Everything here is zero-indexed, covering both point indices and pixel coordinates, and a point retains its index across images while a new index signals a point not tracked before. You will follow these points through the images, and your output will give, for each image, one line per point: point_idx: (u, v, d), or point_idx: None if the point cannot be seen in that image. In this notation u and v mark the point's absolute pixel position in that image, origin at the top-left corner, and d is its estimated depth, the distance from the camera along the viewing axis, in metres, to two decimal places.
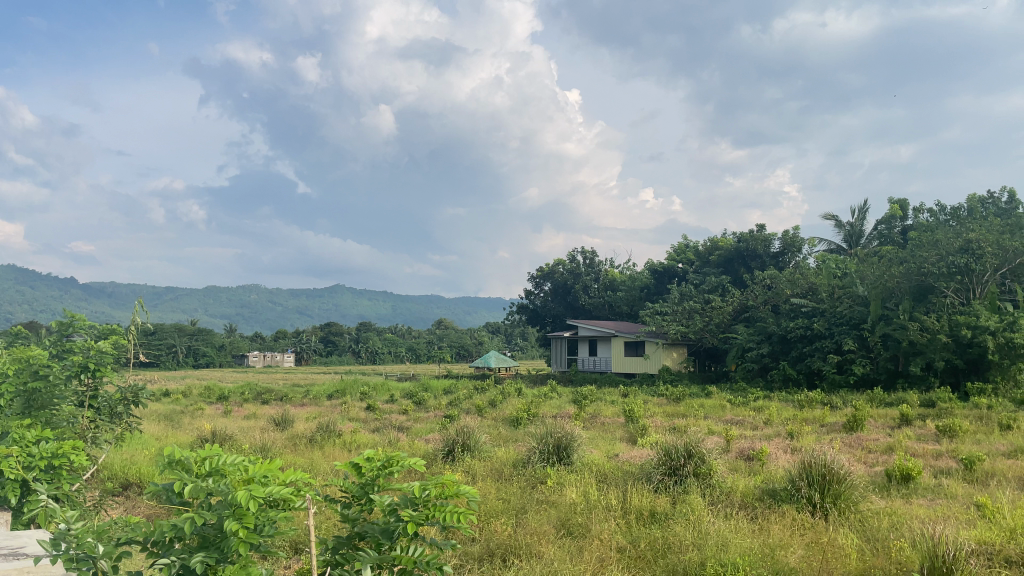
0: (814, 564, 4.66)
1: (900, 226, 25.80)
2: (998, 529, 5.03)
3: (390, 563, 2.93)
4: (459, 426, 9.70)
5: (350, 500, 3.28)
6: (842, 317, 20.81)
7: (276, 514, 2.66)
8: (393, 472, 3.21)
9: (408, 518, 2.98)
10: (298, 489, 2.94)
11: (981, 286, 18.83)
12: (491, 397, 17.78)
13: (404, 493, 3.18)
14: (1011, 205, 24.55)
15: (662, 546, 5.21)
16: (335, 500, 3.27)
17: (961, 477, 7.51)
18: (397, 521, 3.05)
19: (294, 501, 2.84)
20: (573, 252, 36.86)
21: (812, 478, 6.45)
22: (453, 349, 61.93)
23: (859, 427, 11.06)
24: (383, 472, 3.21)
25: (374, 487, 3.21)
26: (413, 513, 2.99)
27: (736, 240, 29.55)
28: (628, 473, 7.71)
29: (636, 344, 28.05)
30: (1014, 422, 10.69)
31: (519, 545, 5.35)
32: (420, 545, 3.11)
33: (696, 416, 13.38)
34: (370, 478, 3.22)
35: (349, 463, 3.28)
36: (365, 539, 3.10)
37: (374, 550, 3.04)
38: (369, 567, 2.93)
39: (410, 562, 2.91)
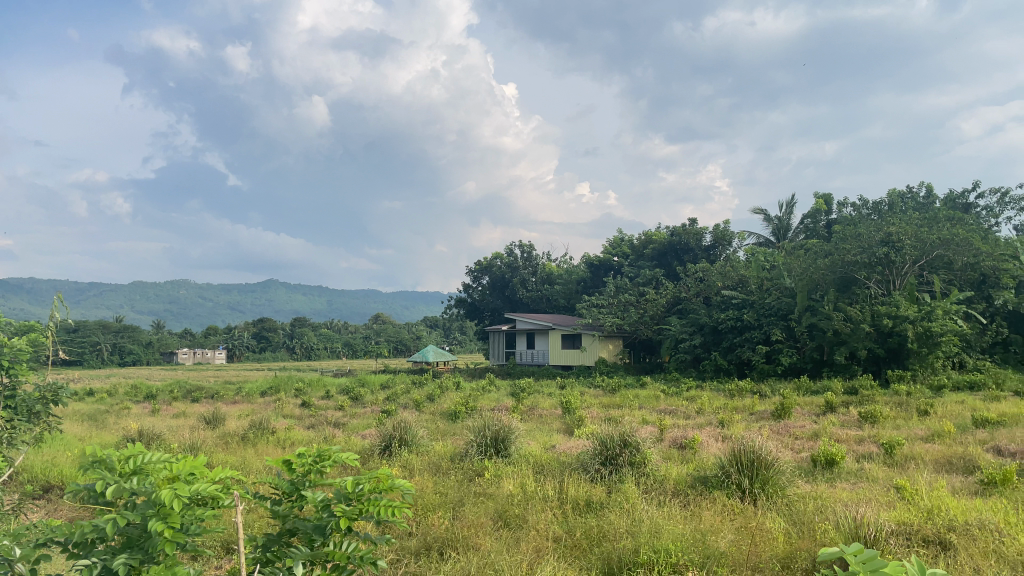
0: (742, 548, 4.80)
1: (824, 220, 26.69)
2: (916, 510, 5.27)
3: (322, 559, 2.91)
4: (396, 420, 9.64)
5: (283, 498, 3.24)
6: (770, 309, 21.45)
7: (205, 513, 2.61)
8: (325, 469, 3.19)
9: (341, 513, 2.94)
10: (228, 488, 2.88)
11: (901, 277, 19.62)
12: (430, 391, 17.72)
13: (338, 488, 3.16)
14: (928, 199, 25.64)
15: (597, 535, 5.29)
16: (265, 497, 3.22)
17: (882, 461, 7.85)
18: (329, 517, 3.00)
19: (223, 500, 2.78)
20: (510, 246, 36.88)
21: (741, 464, 6.65)
22: (390, 343, 61.46)
23: (786, 414, 11.44)
24: (316, 468, 3.19)
25: (305, 484, 3.19)
26: (346, 508, 2.97)
27: (669, 233, 30.12)
28: (565, 464, 7.80)
29: (572, 337, 28.34)
30: (931, 408, 11.20)
31: (456, 538, 5.35)
32: (354, 538, 3.11)
33: (631, 407, 13.62)
34: (302, 475, 3.20)
35: (280, 460, 3.24)
36: (296, 535, 3.06)
37: (306, 547, 3.00)
38: (301, 563, 2.90)
39: (344, 558, 2.90)
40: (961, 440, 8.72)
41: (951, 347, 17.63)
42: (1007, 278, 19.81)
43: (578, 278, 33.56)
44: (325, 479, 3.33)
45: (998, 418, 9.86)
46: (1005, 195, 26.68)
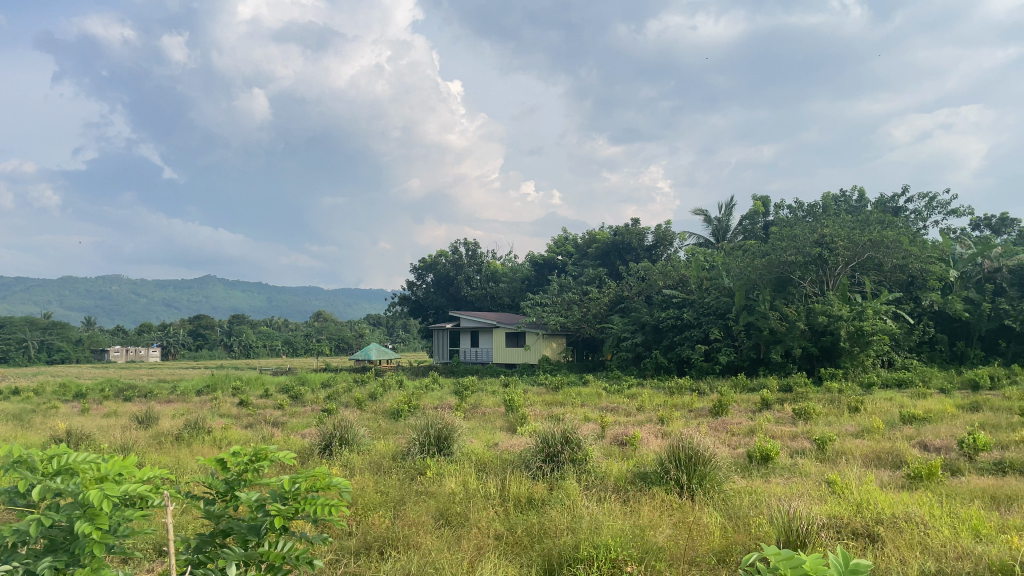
0: (680, 542, 4.90)
1: (762, 222, 27.36)
2: (846, 504, 5.45)
3: (257, 560, 2.85)
4: (337, 419, 9.52)
5: (214, 497, 3.17)
6: (709, 308, 21.88)
7: (133, 514, 2.55)
8: (260, 467, 3.14)
9: (277, 512, 2.91)
10: (158, 488, 2.81)
11: (834, 278, 20.22)
12: (372, 389, 17.57)
13: (274, 485, 3.12)
14: (861, 203, 26.51)
15: (538, 532, 5.32)
16: (197, 497, 3.14)
17: (815, 456, 8.09)
18: (264, 517, 2.95)
19: (153, 500, 2.72)
20: (455, 244, 36.70)
21: (679, 460, 6.77)
22: (331, 341, 60.71)
23: (724, 411, 11.69)
24: (251, 466, 3.14)
25: (240, 483, 3.13)
26: (283, 507, 2.94)
27: (612, 232, 30.47)
28: (507, 461, 7.83)
29: (516, 335, 28.41)
30: (860, 404, 11.60)
31: (397, 537, 5.31)
32: (290, 538, 3.07)
33: (573, 404, 13.73)
34: (236, 474, 3.14)
35: (213, 459, 3.18)
36: (229, 536, 2.99)
37: (241, 547, 2.95)
38: (235, 564, 2.86)
39: (279, 558, 2.86)
40: (889, 435, 9.06)
41: (881, 346, 18.25)
42: (933, 280, 20.64)
43: (523, 276, 33.69)
44: (259, 477, 3.27)
45: (924, 414, 10.27)
46: (932, 199, 27.78)
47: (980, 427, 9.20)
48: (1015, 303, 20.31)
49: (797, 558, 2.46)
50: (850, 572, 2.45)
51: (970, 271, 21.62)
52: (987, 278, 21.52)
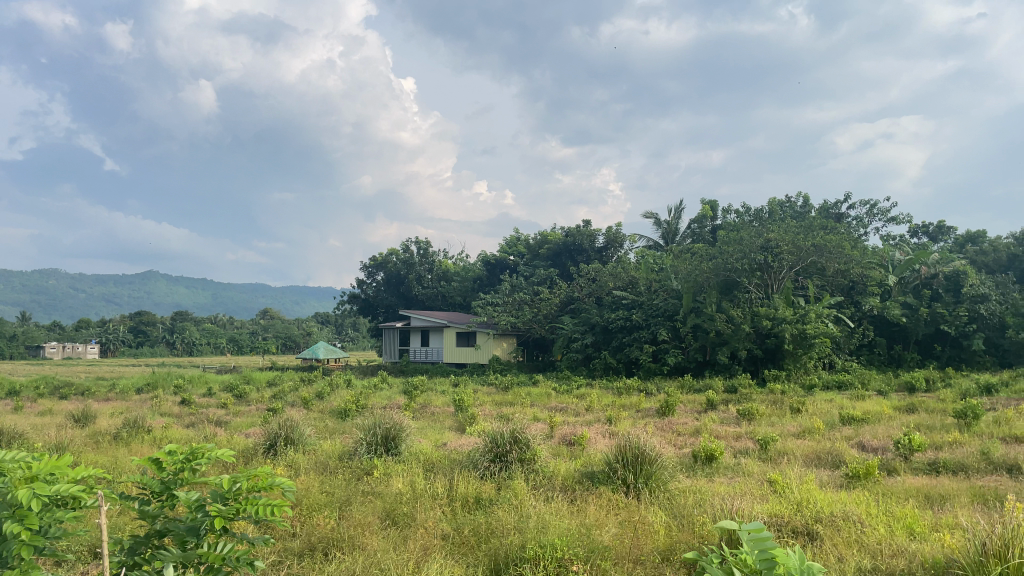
0: (625, 541, 4.95)
1: (710, 226, 27.84)
2: (787, 503, 5.58)
3: (195, 561, 2.78)
4: (283, 418, 9.37)
5: (149, 497, 3.08)
6: (658, 309, 22.18)
7: (64, 515, 2.48)
8: (198, 465, 3.06)
9: (217, 513, 2.85)
10: (91, 488, 2.73)
11: (778, 282, 20.66)
12: (319, 388, 17.35)
13: (213, 484, 3.07)
14: (805, 209, 27.17)
15: (484, 531, 5.31)
16: (132, 497, 3.05)
17: (758, 456, 8.26)
18: (203, 518, 2.89)
19: (85, 500, 2.63)
20: (406, 242, 36.41)
21: (626, 460, 6.84)
22: (278, 340, 59.77)
23: (670, 412, 11.85)
24: (188, 465, 3.05)
25: (177, 483, 3.05)
26: (223, 508, 2.88)
27: (563, 234, 30.67)
28: (456, 461, 7.81)
29: (466, 335, 28.35)
30: (802, 405, 11.89)
31: (341, 538, 5.25)
32: (230, 538, 3.02)
33: (523, 404, 13.79)
34: (172, 473, 3.05)
35: (148, 458, 3.08)
36: (166, 537, 2.90)
37: (179, 547, 2.88)
38: (172, 566, 2.78)
39: (219, 559, 2.79)
40: (829, 436, 9.29)
41: (822, 349, 18.71)
42: (872, 285, 21.27)
43: (474, 276, 33.66)
44: (198, 477, 3.20)
45: (862, 416, 10.57)
46: (873, 207, 28.60)
47: (916, 428, 9.52)
48: (950, 308, 21.05)
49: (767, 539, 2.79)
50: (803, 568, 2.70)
51: (907, 277, 22.34)
52: (923, 284, 22.27)
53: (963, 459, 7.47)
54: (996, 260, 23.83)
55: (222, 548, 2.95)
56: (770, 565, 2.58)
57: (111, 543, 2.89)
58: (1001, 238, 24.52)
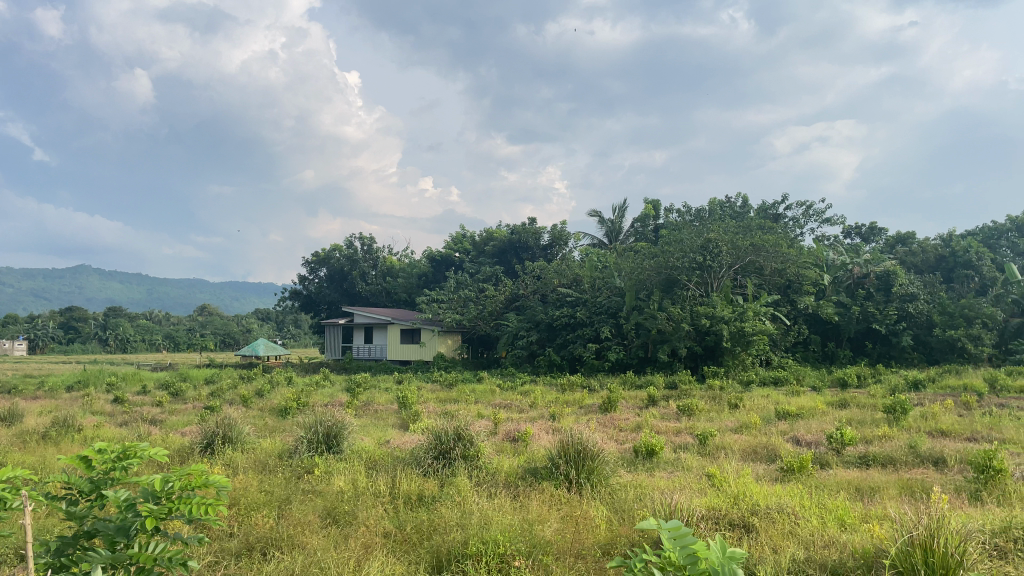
0: (566, 536, 4.99)
1: (653, 225, 28.24)
2: (723, 496, 5.71)
3: (126, 562, 2.70)
4: (220, 416, 9.16)
5: (75, 497, 2.97)
6: (601, 307, 22.42)
7: None
8: (128, 464, 2.98)
9: (148, 513, 2.79)
10: (15, 490, 2.61)
11: (717, 280, 21.07)
12: (258, 386, 17.05)
13: (144, 483, 2.99)
14: (744, 209, 27.79)
15: (427, 529, 5.30)
16: (59, 497, 2.94)
17: (697, 450, 8.43)
18: (133, 517, 2.82)
19: (10, 500, 2.52)
20: (350, 238, 35.88)
21: (568, 455, 6.90)
22: (216, 336, 58.49)
23: (612, 407, 11.99)
24: (120, 464, 2.96)
25: (106, 482, 2.95)
26: (154, 507, 2.83)
27: (509, 231, 30.75)
28: (398, 459, 7.75)
29: (411, 332, 28.18)
30: (740, 401, 12.19)
31: (280, 538, 5.17)
32: (163, 538, 2.95)
33: (467, 401, 13.79)
34: (101, 472, 2.95)
35: (74, 457, 2.96)
36: (95, 538, 2.80)
37: (108, 549, 2.79)
38: (100, 568, 2.67)
39: (151, 560, 2.72)
40: (766, 431, 9.53)
41: (760, 346, 19.15)
42: (808, 284, 21.85)
43: (419, 273, 33.47)
44: (129, 474, 3.10)
45: (797, 411, 10.89)
46: (809, 208, 29.39)
47: (848, 423, 9.84)
48: (880, 306, 21.83)
49: (687, 534, 2.82)
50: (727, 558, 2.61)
51: (841, 276, 23.04)
52: (856, 283, 22.98)
53: (892, 453, 7.76)
54: (924, 260, 24.78)
55: (153, 548, 2.88)
56: (693, 559, 2.60)
57: (37, 544, 2.77)
58: (929, 240, 25.50)
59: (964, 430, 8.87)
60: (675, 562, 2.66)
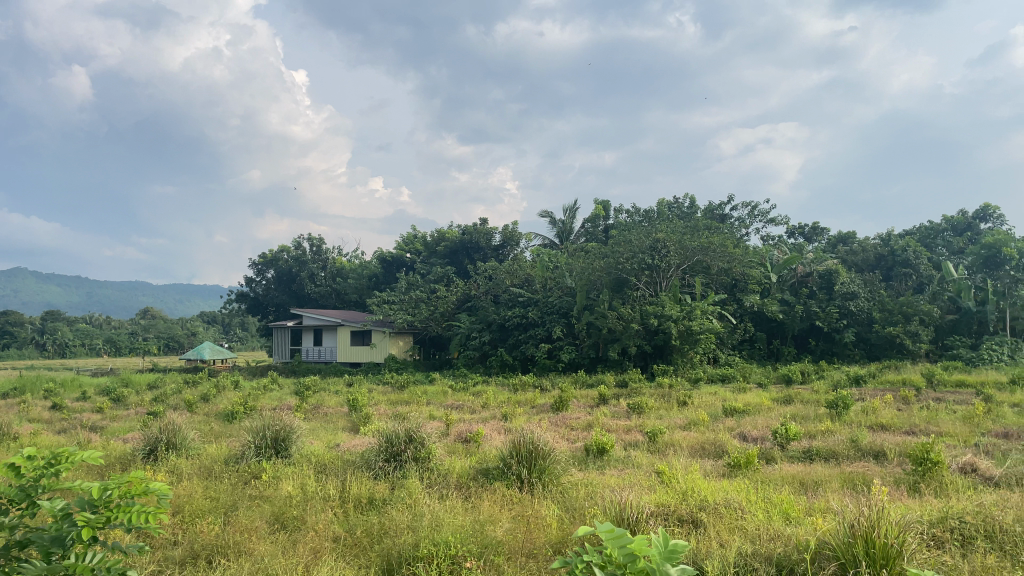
0: (518, 535, 5.02)
1: (603, 225, 28.52)
2: (673, 492, 5.80)
3: (62, 573, 2.60)
4: (164, 422, 8.92)
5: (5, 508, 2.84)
6: (552, 307, 22.55)
7: None
8: (61, 470, 2.86)
9: (85, 522, 2.70)
10: None
11: (666, 279, 21.38)
12: (204, 390, 16.71)
13: (79, 491, 2.88)
14: (692, 210, 28.26)
15: (377, 532, 5.25)
16: None
17: (646, 448, 8.54)
18: (70, 526, 2.72)
19: None
20: (298, 239, 35.33)
21: (520, 455, 6.91)
22: (159, 340, 57.08)
23: (563, 407, 12.06)
24: (51, 470, 2.84)
25: (39, 489, 2.83)
26: (92, 516, 2.74)
27: (460, 231, 30.73)
28: (349, 462, 7.67)
29: (361, 333, 27.89)
30: (689, 398, 12.41)
31: (227, 545, 5.07)
32: (101, 549, 2.87)
33: (419, 402, 13.69)
34: (32, 480, 2.83)
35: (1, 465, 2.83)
36: (28, 549, 2.68)
37: (42, 561, 2.66)
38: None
39: (89, 570, 2.64)
40: (713, 427, 9.68)
41: (707, 344, 19.48)
42: (753, 283, 22.31)
43: (369, 274, 33.17)
44: (62, 482, 2.99)
45: (743, 407, 11.12)
46: (754, 208, 30.02)
47: (792, 418, 10.09)
48: (823, 305, 22.42)
49: (624, 537, 2.66)
50: (670, 552, 2.63)
51: (785, 275, 23.60)
52: (799, 282, 23.66)
53: (835, 447, 7.97)
54: (864, 259, 25.53)
55: (93, 560, 2.77)
56: (632, 558, 2.56)
57: None
58: (868, 239, 26.27)
59: (903, 424, 9.18)
60: (616, 565, 2.60)
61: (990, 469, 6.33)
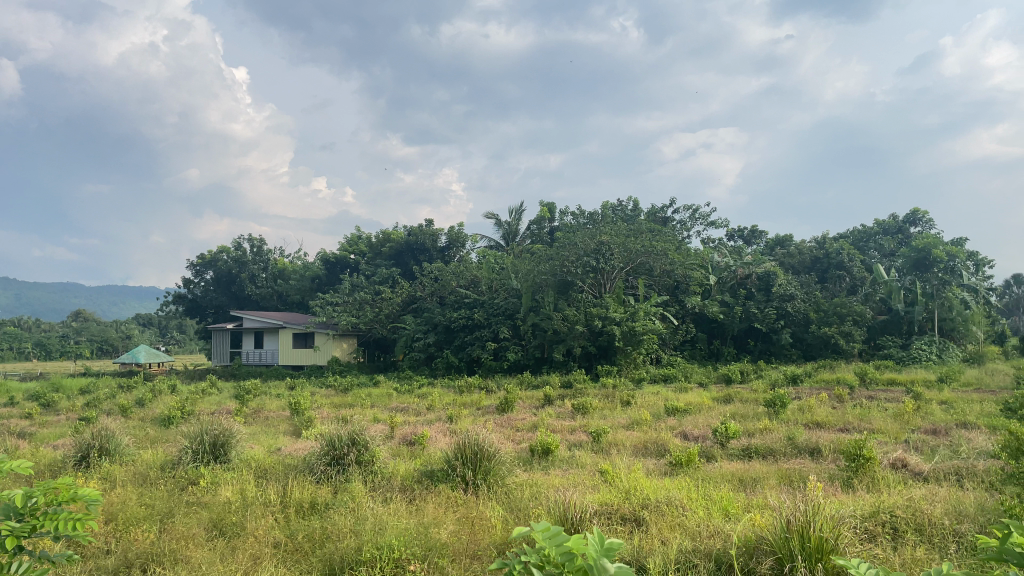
0: (462, 537, 5.02)
1: (548, 227, 28.72)
2: (616, 492, 5.87)
3: None
4: (96, 427, 8.62)
5: None
6: (498, 309, 22.60)
7: None
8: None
9: (9, 531, 2.60)
10: None
11: (610, 281, 21.63)
12: (139, 395, 16.23)
13: (3, 498, 2.77)
14: (635, 212, 28.68)
15: (319, 537, 5.18)
16: None
17: (590, 448, 8.62)
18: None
19: None
20: (237, 239, 34.59)
21: (465, 457, 6.89)
22: (92, 343, 55.29)
23: (509, 408, 12.08)
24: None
25: None
26: (19, 525, 2.64)
27: (405, 232, 30.57)
28: (290, 467, 7.54)
29: (303, 336, 27.46)
30: (631, 398, 12.59)
31: (163, 553, 4.92)
32: (26, 558, 2.75)
33: (363, 405, 13.56)
34: None
35: None
36: None
37: None
38: None
39: None
40: (654, 427, 9.81)
41: (651, 345, 19.75)
42: (694, 284, 22.75)
43: (312, 275, 32.70)
44: None
45: (684, 407, 11.31)
46: (695, 211, 30.60)
47: (732, 417, 10.32)
48: (761, 306, 22.97)
49: (560, 530, 2.70)
50: (605, 547, 2.61)
51: (725, 277, 24.11)
52: (739, 283, 24.21)
53: (772, 445, 8.16)
54: (801, 261, 26.26)
55: (18, 571, 2.65)
56: (570, 557, 2.53)
57: None
58: (804, 242, 27.04)
59: (837, 422, 9.47)
60: (550, 560, 2.57)
61: (919, 465, 6.59)
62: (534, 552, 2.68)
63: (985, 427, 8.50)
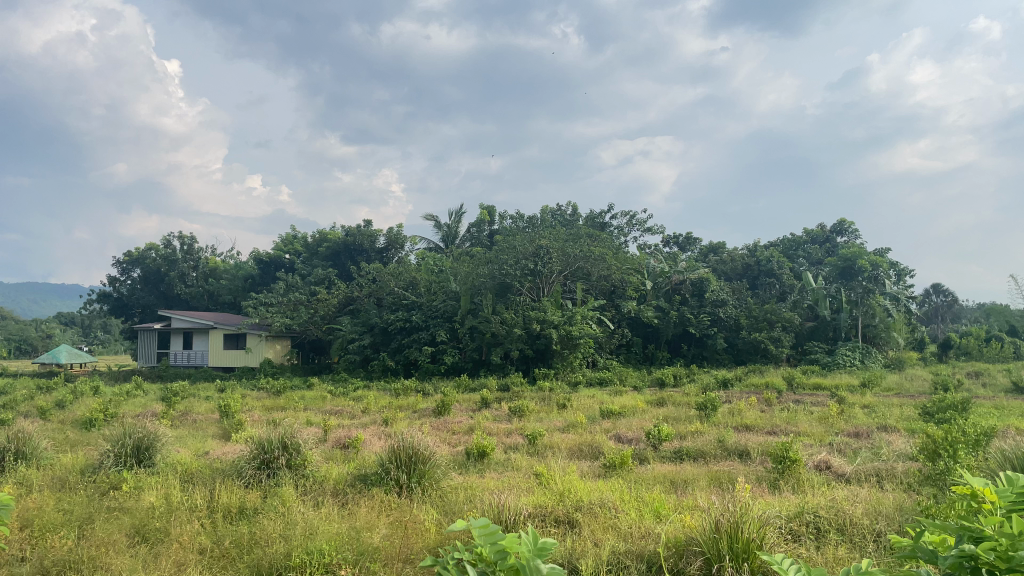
0: (394, 540, 4.97)
1: (487, 230, 28.79)
2: (550, 493, 5.91)
3: None
4: (12, 430, 8.24)
5: None
6: (436, 311, 22.56)
7: None
8: None
9: None
10: None
11: (548, 285, 21.78)
12: (61, 396, 15.56)
13: None
14: (574, 217, 28.99)
15: (247, 542, 5.06)
16: None
17: (526, 450, 8.66)
18: None
19: None
20: (167, 237, 33.54)
21: (399, 460, 6.82)
22: (10, 343, 52.96)
23: (446, 411, 12.00)
24: None
25: None
26: None
27: (343, 232, 30.19)
28: (217, 470, 7.35)
29: (235, 337, 26.83)
30: (568, 402, 12.69)
31: (81, 559, 4.74)
32: None
33: (296, 408, 13.33)
34: None
35: None
36: None
37: None
38: None
39: None
40: (591, 429, 9.97)
41: (587, 348, 19.96)
42: (631, 289, 23.14)
43: (245, 275, 32.01)
44: None
45: (620, 410, 11.50)
46: (633, 218, 31.11)
47: (666, 420, 10.53)
48: (695, 312, 23.47)
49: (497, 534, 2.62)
50: (537, 546, 2.61)
51: (660, 283, 24.57)
52: (674, 289, 24.70)
53: (703, 447, 8.35)
54: (733, 268, 26.98)
55: None
56: (502, 556, 2.51)
57: None
58: (736, 250, 27.77)
59: (766, 424, 9.76)
60: (484, 559, 2.56)
61: (841, 466, 6.83)
62: (466, 551, 2.64)
63: (904, 430, 8.90)
